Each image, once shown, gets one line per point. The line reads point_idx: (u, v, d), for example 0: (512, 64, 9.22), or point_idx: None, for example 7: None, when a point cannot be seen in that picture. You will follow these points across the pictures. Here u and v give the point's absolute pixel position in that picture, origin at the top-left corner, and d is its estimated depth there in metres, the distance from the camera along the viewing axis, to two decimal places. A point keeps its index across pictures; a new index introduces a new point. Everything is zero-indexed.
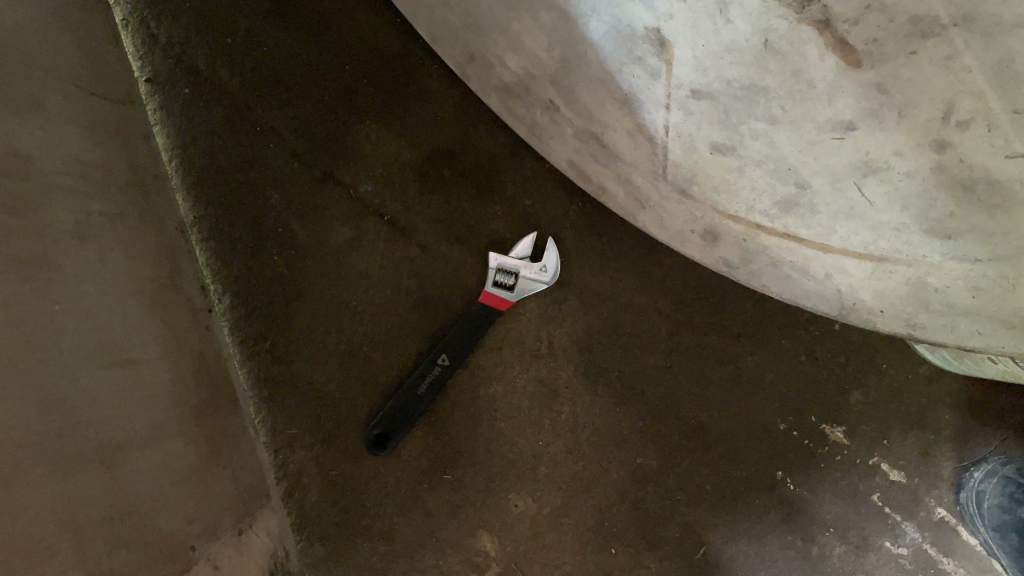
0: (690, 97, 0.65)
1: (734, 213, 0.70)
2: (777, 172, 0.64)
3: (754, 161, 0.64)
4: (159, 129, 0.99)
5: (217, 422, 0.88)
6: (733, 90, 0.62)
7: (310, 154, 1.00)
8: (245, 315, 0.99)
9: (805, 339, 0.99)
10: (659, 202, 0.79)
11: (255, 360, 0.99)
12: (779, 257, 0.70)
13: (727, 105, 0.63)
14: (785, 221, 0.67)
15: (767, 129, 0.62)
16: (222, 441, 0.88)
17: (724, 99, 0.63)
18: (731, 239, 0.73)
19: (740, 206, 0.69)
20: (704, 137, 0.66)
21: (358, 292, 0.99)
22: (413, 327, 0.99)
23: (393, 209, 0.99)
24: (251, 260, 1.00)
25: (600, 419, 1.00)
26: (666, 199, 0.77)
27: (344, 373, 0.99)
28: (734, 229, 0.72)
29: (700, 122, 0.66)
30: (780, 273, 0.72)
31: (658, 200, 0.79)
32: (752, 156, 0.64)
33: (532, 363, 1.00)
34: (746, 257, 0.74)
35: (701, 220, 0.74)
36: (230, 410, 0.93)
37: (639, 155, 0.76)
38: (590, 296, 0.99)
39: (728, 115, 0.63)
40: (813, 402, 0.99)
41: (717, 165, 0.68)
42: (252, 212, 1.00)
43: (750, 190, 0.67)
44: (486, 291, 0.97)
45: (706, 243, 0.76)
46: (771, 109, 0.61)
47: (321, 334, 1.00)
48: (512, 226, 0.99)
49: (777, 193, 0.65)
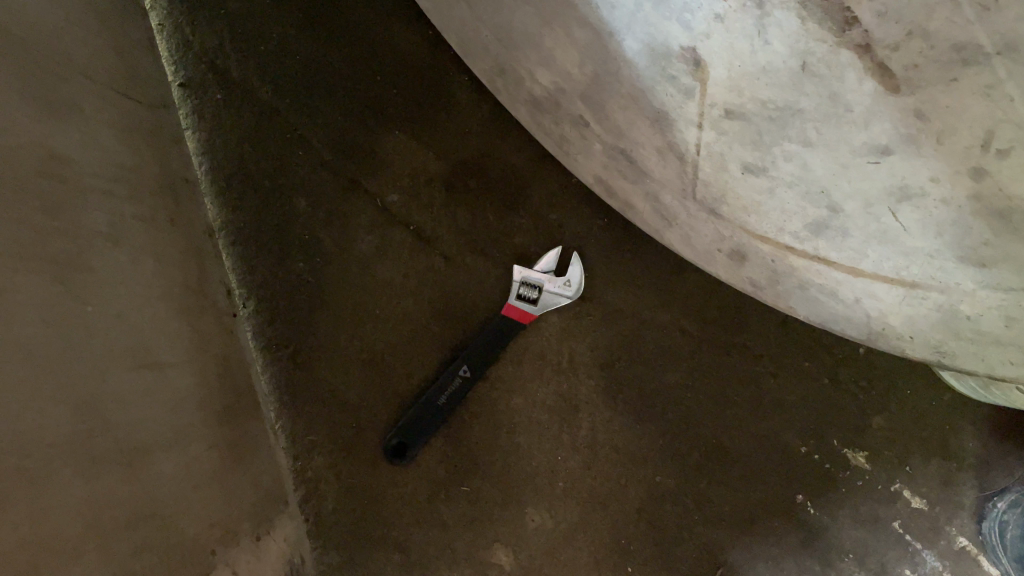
0: (723, 117, 0.65)
1: (764, 234, 0.71)
2: (809, 195, 0.64)
3: (786, 182, 0.65)
4: (190, 133, 0.99)
5: (239, 426, 0.88)
6: (768, 112, 0.62)
7: (339, 163, 1.00)
8: (269, 320, 1.00)
9: (829, 362, 0.98)
10: (687, 220, 0.82)
11: (278, 365, 1.00)
12: (806, 280, 0.72)
13: (761, 127, 0.63)
14: (815, 244, 0.67)
15: (801, 151, 0.62)
16: (244, 445, 0.88)
17: (758, 120, 0.63)
18: (759, 259, 0.75)
19: (770, 227, 0.70)
20: (735, 158, 0.67)
21: (383, 301, 1.00)
22: (435, 337, 0.99)
23: (420, 219, 1.00)
24: (277, 264, 1.00)
25: (619, 436, 0.99)
26: (695, 216, 0.79)
27: (364, 381, 1.00)
28: (763, 249, 0.73)
29: (732, 142, 0.66)
30: (807, 295, 0.73)
31: (685, 217, 0.82)
32: (784, 177, 0.65)
33: (552, 377, 0.99)
34: (773, 279, 0.76)
35: (729, 240, 0.77)
36: (252, 415, 0.93)
37: (669, 174, 0.78)
38: (613, 312, 0.99)
39: (762, 136, 0.64)
40: (835, 426, 0.98)
41: (749, 186, 0.68)
42: (281, 219, 1.00)
43: (781, 212, 0.68)
44: (509, 304, 0.97)
45: (733, 262, 0.79)
46: (806, 132, 0.61)
47: (344, 342, 1.00)
48: (537, 238, 0.99)
49: (808, 216, 0.66)
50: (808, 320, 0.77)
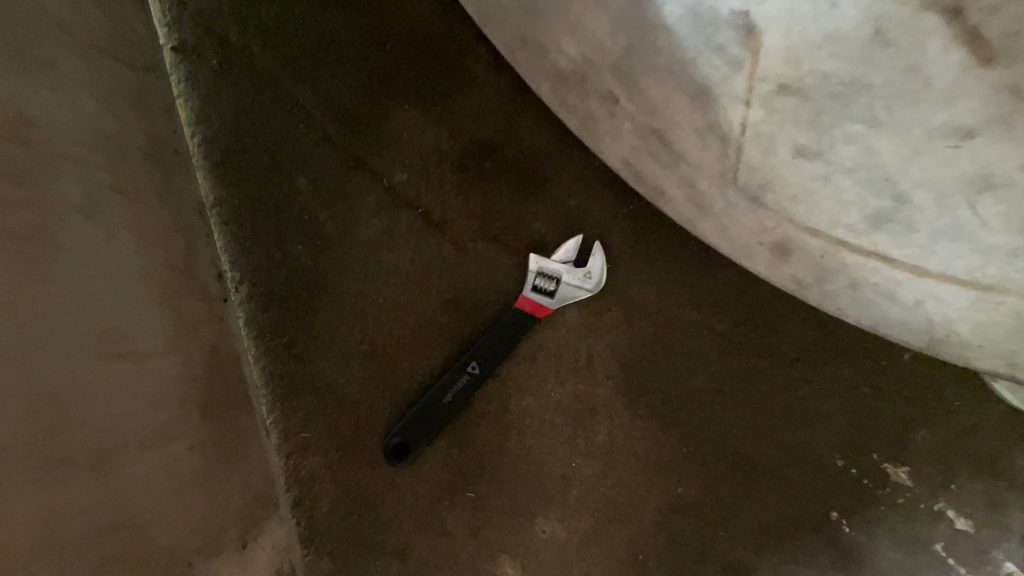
0: (776, 92, 0.57)
1: (815, 227, 0.67)
2: (872, 182, 0.56)
3: (844, 168, 0.57)
4: (184, 101, 0.92)
5: (226, 423, 0.80)
6: (831, 86, 0.53)
7: (343, 138, 0.92)
8: (263, 307, 0.92)
9: (871, 368, 0.90)
10: (726, 207, 0.76)
11: (272, 356, 0.92)
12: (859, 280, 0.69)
13: (819, 104, 0.55)
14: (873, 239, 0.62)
15: (865, 132, 0.53)
16: (231, 444, 0.80)
17: (817, 96, 0.54)
18: (805, 256, 0.72)
19: (821, 220, 0.65)
20: (786, 140, 0.60)
21: (386, 289, 0.92)
22: (443, 331, 0.91)
23: (429, 201, 0.92)
24: (274, 247, 0.92)
25: (639, 443, 0.91)
26: (735, 203, 0.74)
27: (365, 376, 0.92)
28: (811, 244, 0.70)
29: (784, 121, 0.58)
30: (860, 297, 0.71)
31: (723, 203, 0.76)
32: (842, 162, 0.57)
33: (568, 377, 0.91)
34: (821, 277, 0.73)
35: (772, 232, 0.73)
36: (242, 410, 0.85)
37: (707, 157, 0.72)
38: (636, 308, 0.91)
39: (819, 115, 0.55)
40: (875, 438, 0.90)
41: (803, 170, 0.61)
42: (278, 198, 0.92)
43: (835, 202, 0.61)
44: (523, 296, 0.89)
45: (776, 257, 0.76)
46: (873, 110, 0.52)
47: (343, 333, 0.92)
48: (556, 226, 0.91)
49: (869, 205, 0.58)
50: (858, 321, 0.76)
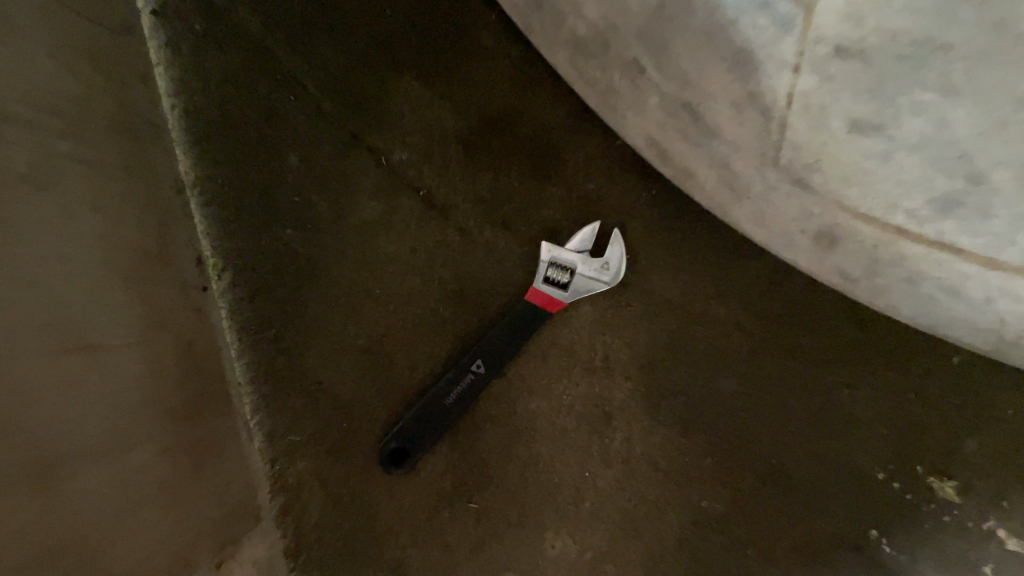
0: (829, 55, 0.46)
1: (867, 215, 0.58)
2: (940, 162, 0.46)
3: (908, 146, 0.47)
4: (161, 70, 0.82)
5: (201, 425, 0.72)
6: (898, 46, 0.43)
7: (338, 113, 0.84)
8: (248, 297, 0.83)
9: (917, 373, 0.82)
10: (764, 190, 0.67)
11: (256, 352, 0.83)
12: (918, 273, 0.61)
13: (882, 69, 0.45)
14: (938, 231, 0.52)
15: (940, 103, 0.43)
16: (207, 448, 0.72)
17: (881, 60, 0.44)
18: (855, 246, 0.64)
19: (874, 207, 0.56)
20: (840, 112, 0.49)
21: (383, 279, 0.83)
22: (445, 326, 0.83)
23: (432, 184, 0.83)
24: (260, 231, 0.83)
25: (659, 451, 0.83)
26: (776, 186, 0.65)
27: (360, 375, 0.83)
28: (862, 232, 0.61)
29: (837, 90, 0.48)
30: (917, 291, 0.64)
31: (761, 185, 0.67)
32: (907, 139, 0.46)
33: (582, 379, 0.83)
34: (871, 270, 0.65)
35: (818, 218, 0.64)
36: (220, 411, 0.77)
37: (744, 134, 0.63)
38: (658, 303, 0.83)
39: (882, 83, 0.45)
40: (919, 449, 0.82)
41: (854, 152, 0.50)
42: (265, 177, 0.84)
43: (893, 186, 0.50)
44: (534, 289, 0.81)
45: (820, 246, 0.68)
46: (952, 74, 0.42)
47: (336, 327, 0.83)
48: (571, 212, 0.83)
49: (935, 191, 0.48)
50: (910, 318, 0.68)
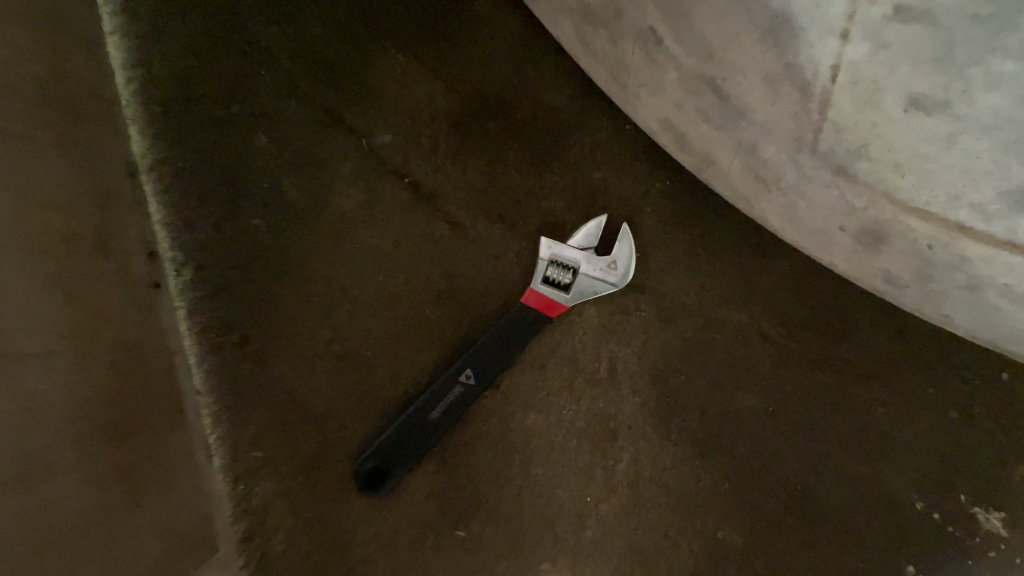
0: (888, 19, 0.43)
1: (925, 208, 0.50)
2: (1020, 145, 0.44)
3: (978, 124, 0.44)
4: (115, 39, 0.73)
5: (139, 444, 0.62)
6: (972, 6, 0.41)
7: (313, 89, 0.74)
8: (210, 296, 0.73)
9: (960, 389, 0.73)
10: (799, 179, 0.58)
11: (218, 357, 0.73)
12: (981, 278, 0.52)
13: (953, 31, 0.42)
14: (1011, 226, 0.47)
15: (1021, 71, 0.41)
16: (145, 471, 0.62)
17: (952, 21, 0.41)
18: (906, 245, 0.55)
19: (935, 198, 0.49)
20: (900, 85, 0.45)
21: (361, 277, 0.74)
22: (431, 330, 0.74)
23: (419, 170, 0.74)
24: (223, 221, 0.74)
25: (671, 473, 0.74)
26: (814, 175, 0.56)
27: (335, 384, 0.74)
28: (916, 230, 0.53)
29: (900, 59, 0.44)
30: (977, 301, 0.55)
31: (796, 174, 0.58)
32: (977, 116, 0.44)
33: (585, 392, 0.74)
34: (923, 275, 0.57)
35: (861, 213, 0.56)
36: (167, 426, 0.67)
37: (779, 113, 0.54)
38: (671, 307, 0.73)
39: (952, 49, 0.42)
40: (964, 476, 0.73)
41: (914, 130, 0.46)
42: (230, 160, 0.74)
43: (958, 172, 0.46)
44: (531, 290, 0.72)
45: (862, 245, 0.59)
46: None
47: (309, 330, 0.74)
48: (574, 204, 0.74)
49: (1007, 183, 0.45)
50: (964, 331, 0.59)
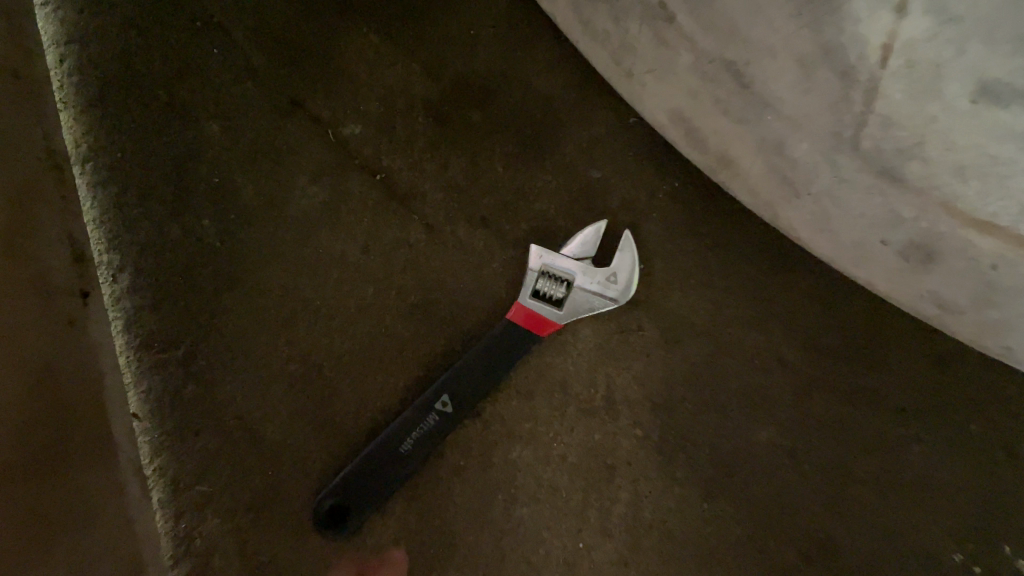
0: None
1: (994, 221, 0.41)
2: None
3: None
4: (46, 10, 0.64)
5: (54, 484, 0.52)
6: None
7: (273, 72, 0.65)
8: (150, 306, 0.64)
9: (1009, 426, 0.64)
10: (834, 183, 0.49)
11: (159, 376, 0.64)
12: None
13: None
14: None
15: None
16: (61, 517, 0.52)
17: None
18: (965, 265, 0.45)
19: (1008, 208, 0.40)
20: (967, 68, 0.36)
21: (325, 288, 0.65)
22: (403, 350, 0.65)
23: (392, 166, 0.65)
24: (168, 220, 0.64)
25: (674, 516, 0.65)
26: (853, 178, 0.47)
27: (293, 409, 0.65)
28: (981, 247, 0.43)
29: (969, 37, 0.36)
30: None
31: (830, 177, 0.49)
32: None
33: (578, 423, 0.65)
34: (982, 300, 0.47)
35: (910, 224, 0.46)
36: (92, 459, 0.57)
37: (813, 104, 0.45)
38: (678, 328, 0.64)
39: None
40: (1010, 526, 0.63)
41: (986, 124, 0.37)
42: (177, 152, 0.65)
43: None
44: (519, 305, 0.62)
45: (908, 262, 0.49)
46: None
47: (264, 347, 0.65)
48: (568, 207, 0.64)
49: None
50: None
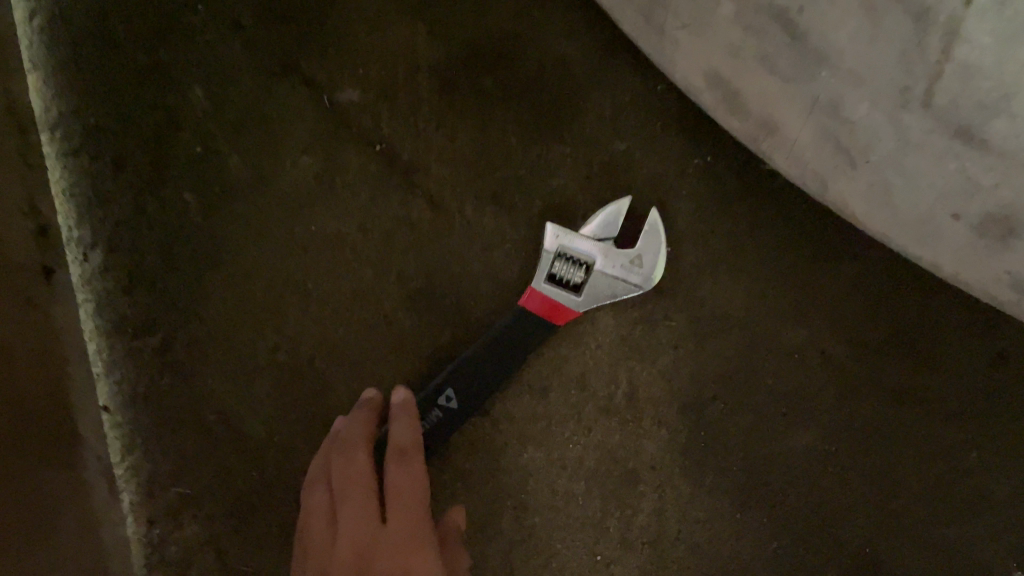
0: None
1: None
2: None
3: None
4: None
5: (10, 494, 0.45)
6: None
7: (262, 30, 0.58)
8: (124, 288, 0.58)
9: None
10: (900, 148, 0.42)
11: (133, 366, 0.58)
12: None
13: None
14: None
15: None
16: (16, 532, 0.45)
17: None
18: None
19: None
20: None
21: (317, 270, 0.58)
22: (403, 340, 0.58)
23: (393, 136, 0.58)
24: (144, 194, 0.58)
25: (702, 528, 0.59)
26: (921, 141, 0.41)
27: (280, 405, 0.58)
28: None
29: None
30: None
31: (895, 140, 0.42)
32: None
33: (597, 423, 0.58)
34: None
35: (988, 194, 0.40)
36: (53, 460, 0.51)
37: (880, 53, 0.39)
38: (710, 319, 0.58)
39: None
40: None
41: None
42: (155, 118, 0.58)
43: None
44: (532, 290, 0.56)
45: (981, 239, 0.43)
46: None
47: (248, 335, 0.58)
48: (588, 183, 0.58)
49: None
50: None
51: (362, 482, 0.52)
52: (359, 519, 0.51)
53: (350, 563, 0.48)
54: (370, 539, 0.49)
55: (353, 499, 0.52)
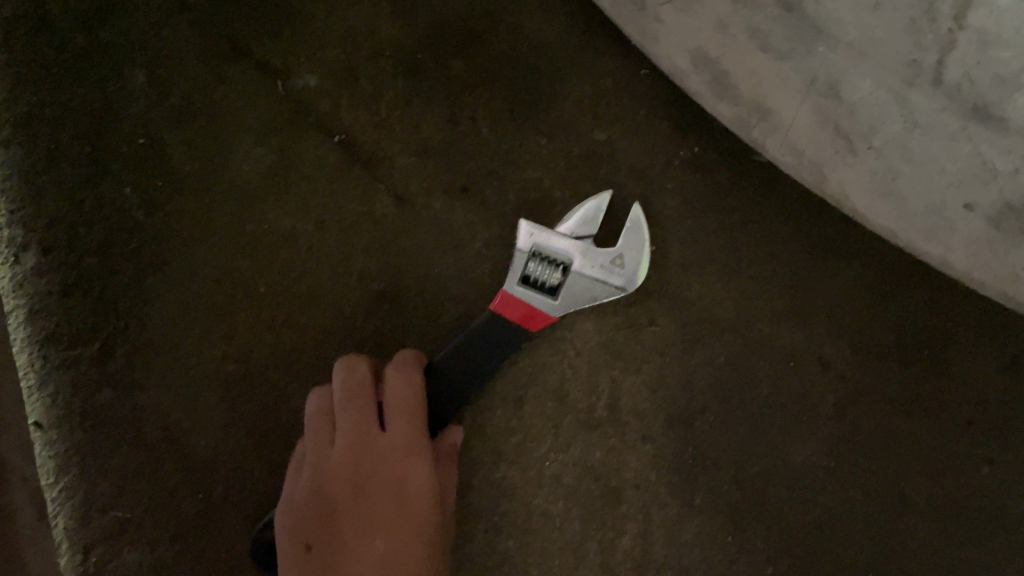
0: None
1: None
2: None
3: None
4: None
5: None
6: None
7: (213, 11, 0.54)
8: (57, 293, 0.53)
9: None
10: (907, 131, 0.37)
11: (67, 379, 0.53)
12: None
13: None
14: None
15: None
16: None
17: None
18: None
19: None
20: None
21: (271, 271, 0.53)
22: (365, 347, 0.53)
23: (354, 126, 0.54)
24: (81, 189, 0.53)
25: (693, 553, 0.54)
26: (933, 124, 0.36)
27: (230, 420, 0.53)
28: None
29: None
30: None
31: (902, 123, 0.37)
32: None
33: (576, 438, 0.53)
34: None
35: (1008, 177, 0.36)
36: None
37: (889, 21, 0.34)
38: (699, 324, 0.53)
39: None
40: None
41: None
42: (95, 106, 0.53)
43: None
44: (505, 294, 0.50)
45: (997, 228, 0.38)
46: None
47: (195, 343, 0.53)
48: (566, 176, 0.53)
49: None
50: None
51: (362, 394, 0.47)
52: (359, 428, 0.46)
53: (346, 476, 0.45)
54: (366, 453, 0.45)
55: (352, 409, 0.47)
